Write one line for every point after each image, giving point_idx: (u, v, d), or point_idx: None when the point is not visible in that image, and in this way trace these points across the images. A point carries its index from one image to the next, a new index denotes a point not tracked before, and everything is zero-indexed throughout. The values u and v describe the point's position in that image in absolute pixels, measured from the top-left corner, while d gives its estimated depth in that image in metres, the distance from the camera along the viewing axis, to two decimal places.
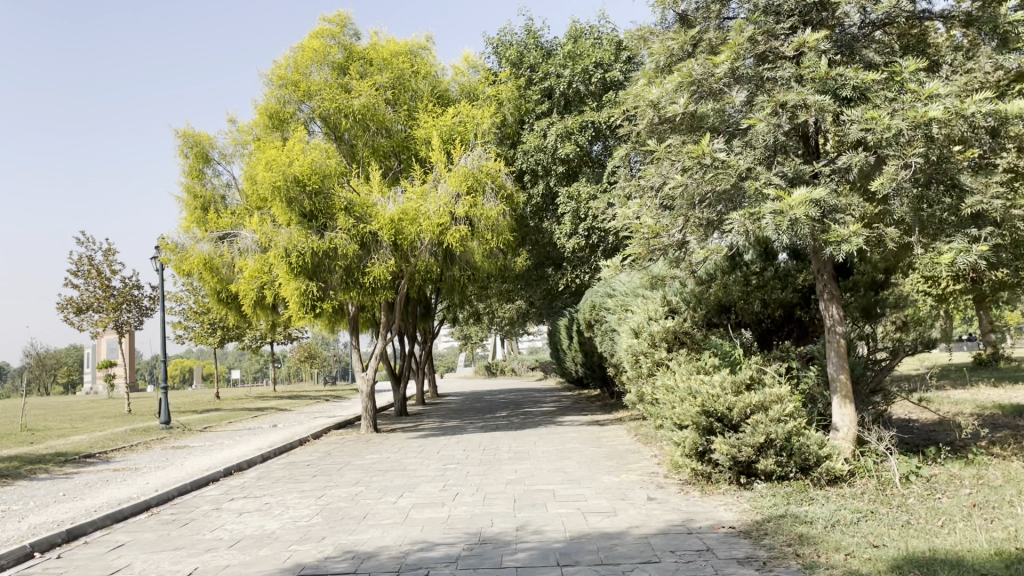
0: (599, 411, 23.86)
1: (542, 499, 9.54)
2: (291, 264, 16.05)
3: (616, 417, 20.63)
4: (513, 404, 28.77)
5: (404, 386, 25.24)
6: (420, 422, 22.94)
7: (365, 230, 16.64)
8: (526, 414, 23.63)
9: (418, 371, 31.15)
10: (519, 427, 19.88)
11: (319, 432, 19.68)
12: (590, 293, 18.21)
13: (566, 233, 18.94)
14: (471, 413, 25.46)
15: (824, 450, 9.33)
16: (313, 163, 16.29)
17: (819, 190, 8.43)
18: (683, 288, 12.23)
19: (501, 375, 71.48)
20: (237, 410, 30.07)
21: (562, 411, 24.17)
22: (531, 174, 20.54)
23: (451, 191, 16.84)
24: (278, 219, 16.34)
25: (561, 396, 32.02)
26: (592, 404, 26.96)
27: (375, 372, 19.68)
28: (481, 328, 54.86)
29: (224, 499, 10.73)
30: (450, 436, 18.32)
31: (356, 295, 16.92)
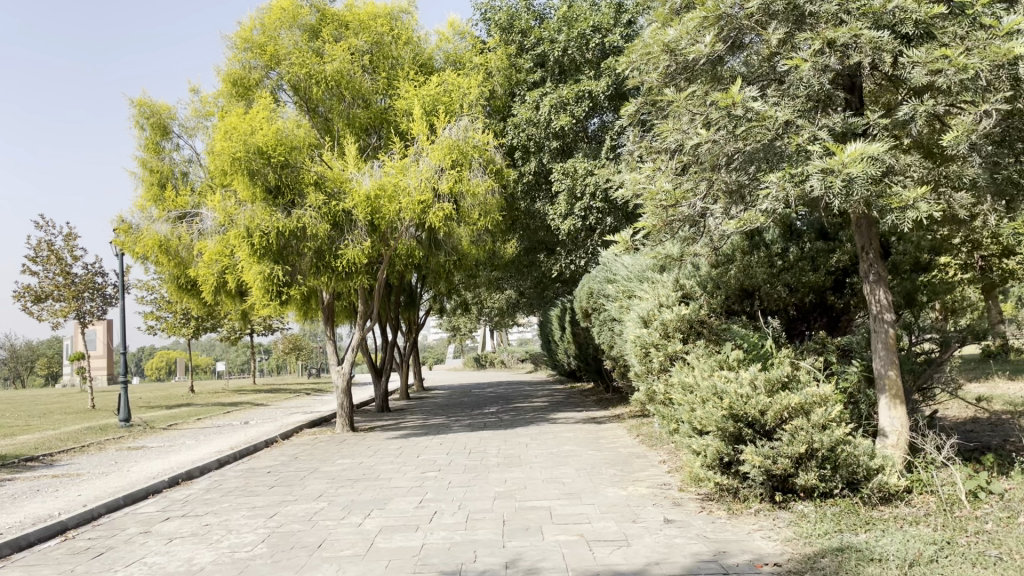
0: (595, 407, 22.25)
1: (537, 521, 7.91)
2: (253, 245, 14.35)
3: (614, 415, 19.06)
4: (502, 398, 27.13)
5: (385, 380, 23.53)
6: (403, 419, 21.27)
7: (337, 207, 14.91)
8: (516, 410, 22.06)
9: (402, 363, 29.46)
10: (509, 425, 18.28)
11: (291, 432, 17.96)
12: (587, 279, 16.56)
13: (561, 213, 17.27)
14: (459, 408, 23.82)
15: (876, 461, 7.77)
16: (279, 133, 14.56)
17: (880, 145, 6.82)
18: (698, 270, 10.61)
19: (491, 367, 69.88)
20: (208, 405, 28.30)
21: (555, 407, 22.58)
22: (522, 150, 18.84)
23: (434, 164, 15.12)
24: (239, 195, 14.61)
25: (554, 390, 30.43)
26: (588, 398, 25.36)
27: (352, 366, 18.01)
28: (471, 319, 53.21)
29: (158, 519, 9.03)
30: (433, 436, 16.68)
31: (328, 281, 15.20)
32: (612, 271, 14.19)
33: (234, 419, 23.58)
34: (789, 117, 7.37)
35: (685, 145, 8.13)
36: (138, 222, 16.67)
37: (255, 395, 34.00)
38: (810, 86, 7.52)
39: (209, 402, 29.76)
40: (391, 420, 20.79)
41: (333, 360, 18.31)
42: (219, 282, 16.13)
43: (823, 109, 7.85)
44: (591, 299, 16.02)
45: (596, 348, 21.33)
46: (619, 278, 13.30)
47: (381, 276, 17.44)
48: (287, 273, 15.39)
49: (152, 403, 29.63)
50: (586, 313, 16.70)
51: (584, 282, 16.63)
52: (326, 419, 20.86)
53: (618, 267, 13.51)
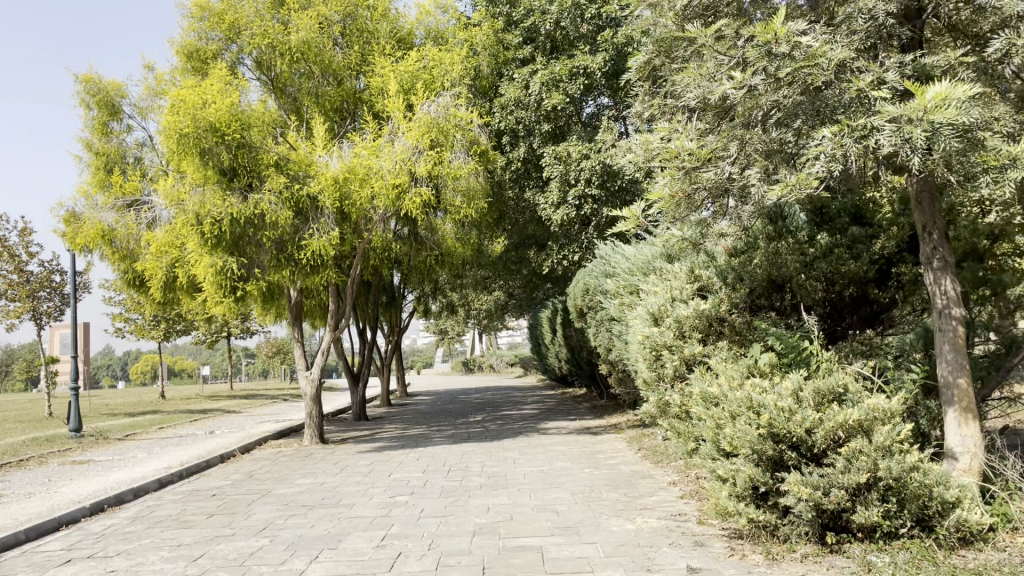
0: (590, 415, 20.58)
1: (526, 570, 6.23)
2: (204, 234, 12.62)
3: (610, 425, 17.41)
4: (489, 405, 25.44)
5: (362, 386, 21.79)
6: (381, 429, 19.53)
7: (302, 192, 13.24)
8: (504, 418, 20.37)
9: (382, 368, 27.68)
10: (495, 435, 16.59)
11: (255, 443, 16.22)
12: (582, 274, 14.90)
13: (553, 202, 15.60)
14: (442, 416, 22.09)
15: (954, 493, 6.14)
16: (234, 108, 12.88)
17: (972, 84, 5.21)
18: (716, 259, 8.98)
19: (480, 371, 68.18)
20: (175, 413, 26.45)
21: (545, 414, 20.89)
22: (510, 134, 17.18)
23: (410, 145, 13.45)
24: (189, 178, 12.90)
25: (545, 395, 28.77)
26: (581, 405, 23.71)
27: (322, 370, 16.27)
28: (459, 321, 51.54)
29: (57, 561, 7.29)
30: (410, 449, 14.98)
31: (290, 276, 13.51)
32: (611, 265, 12.57)
33: (198, 428, 21.78)
34: (850, 54, 5.79)
35: (712, 95, 6.49)
36: (80, 210, 14.77)
37: (228, 401, 32.21)
38: (873, 15, 6.01)
39: (177, 409, 27.90)
40: (369, 429, 19.07)
41: (301, 364, 16.56)
42: (170, 276, 14.39)
43: (885, 50, 6.30)
44: (586, 297, 14.35)
45: (591, 350, 19.69)
46: (622, 271, 11.69)
47: (354, 272, 15.71)
48: (245, 265, 13.68)
49: (114, 411, 27.74)
50: (580, 312, 15.01)
51: (578, 278, 14.98)
52: (296, 428, 19.13)
53: (620, 259, 11.88)
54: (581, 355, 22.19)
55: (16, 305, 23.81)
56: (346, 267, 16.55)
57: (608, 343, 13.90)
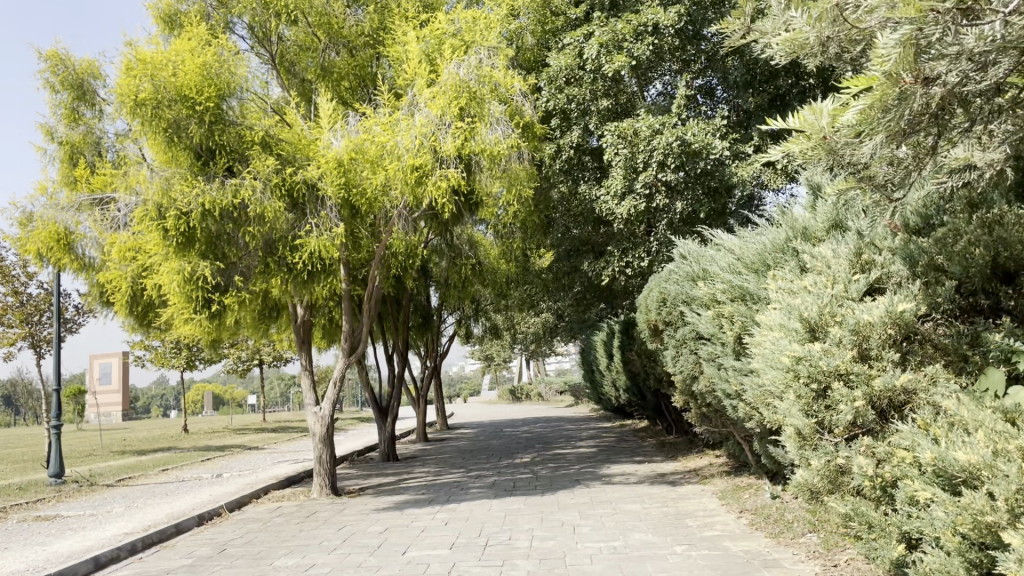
0: (658, 456, 17.24)
1: None
2: (168, 230, 9.74)
3: (689, 470, 14.05)
4: (538, 441, 22.17)
5: (391, 422, 18.66)
6: (410, 472, 16.47)
7: (296, 177, 10.35)
8: (556, 459, 17.18)
9: (417, 399, 24.58)
10: (547, 484, 13.36)
11: (255, 494, 13.24)
12: (655, 281, 11.66)
13: (615, 192, 12.48)
14: (484, 455, 18.99)
15: None
16: (210, 70, 10.10)
17: None
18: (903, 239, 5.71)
19: (527, 400, 64.90)
20: (188, 451, 23.71)
21: (606, 454, 17.58)
22: (561, 115, 14.19)
23: (435, 116, 10.49)
24: (153, 159, 10.12)
25: (601, 429, 25.47)
26: (645, 442, 20.38)
27: (335, 406, 13.30)
28: (504, 347, 48.56)
29: None
30: (439, 505, 11.87)
31: (282, 286, 10.55)
32: (705, 265, 9.37)
33: (205, 471, 18.93)
34: None
35: None
36: (36, 210, 12.12)
37: (254, 436, 29.47)
38: None
39: (192, 446, 25.18)
40: (397, 473, 15.99)
41: (309, 398, 13.58)
42: (140, 287, 11.61)
43: None
44: (661, 309, 11.16)
45: (660, 378, 16.40)
46: (724, 271, 8.54)
47: (370, 284, 12.77)
48: (226, 271, 10.80)
49: (124, 448, 25.08)
50: (654, 330, 11.78)
51: (648, 287, 11.80)
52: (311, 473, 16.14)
53: (720, 256, 8.71)
54: (647, 383, 18.92)
55: (12, 331, 21.43)
56: (362, 279, 13.64)
57: (698, 370, 10.65)
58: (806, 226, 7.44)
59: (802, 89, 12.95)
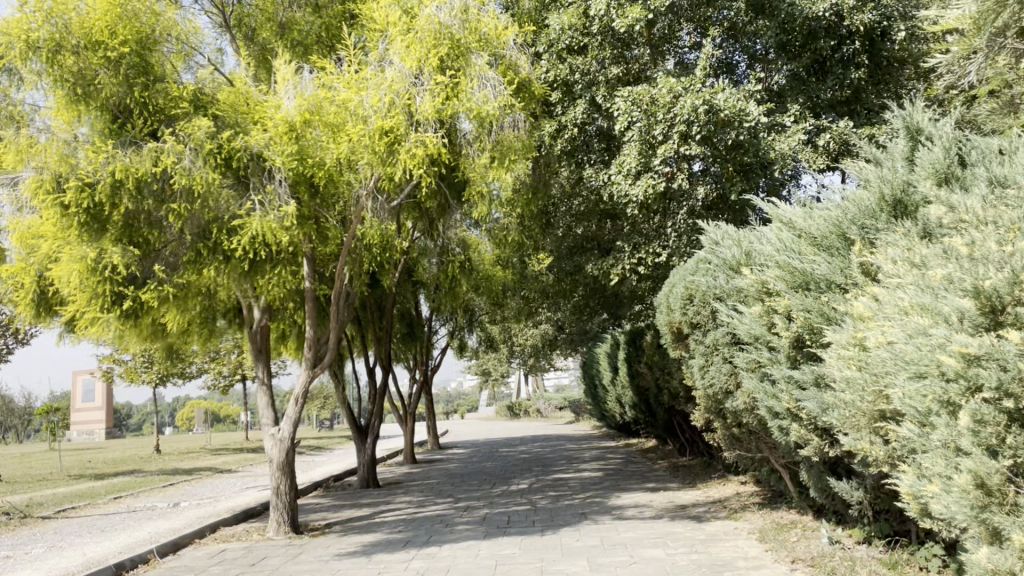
0: (673, 481, 15.21)
1: None
2: (68, 206, 7.76)
3: (714, 501, 12.02)
4: (537, 463, 20.11)
5: (371, 444, 16.53)
6: (391, 500, 14.39)
7: (235, 143, 8.37)
8: (557, 485, 15.14)
9: (404, 415, 22.41)
10: (549, 518, 11.32)
11: (202, 532, 11.09)
12: (677, 275, 9.67)
13: (629, 171, 10.53)
14: (477, 480, 16.94)
15: None
16: (129, 11, 8.21)
17: None
18: None
19: (525, 417, 62.68)
20: (152, 475, 21.50)
21: (614, 479, 15.55)
22: (563, 88, 12.28)
23: (409, 69, 8.60)
24: (58, 121, 8.21)
25: (605, 448, 23.43)
26: (656, 465, 18.34)
27: (297, 427, 11.20)
28: (501, 361, 46.43)
29: None
30: (418, 546, 9.84)
31: (217, 279, 8.51)
32: (755, 247, 7.34)
33: (161, 500, 16.74)
34: None
35: None
36: None
37: (230, 457, 27.28)
38: None
39: (158, 469, 22.95)
40: (376, 503, 13.93)
41: (267, 418, 11.49)
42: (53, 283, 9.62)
43: None
44: (684, 309, 9.19)
45: (677, 393, 14.40)
46: (779, 253, 6.65)
47: (335, 283, 10.75)
48: (149, 260, 8.78)
49: (83, 471, 22.83)
50: (675, 335, 9.80)
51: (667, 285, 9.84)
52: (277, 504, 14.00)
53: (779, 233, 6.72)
54: (659, 399, 16.92)
55: None
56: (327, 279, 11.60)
57: (735, 382, 8.73)
58: (908, 183, 5.47)
59: (844, 54, 11.06)
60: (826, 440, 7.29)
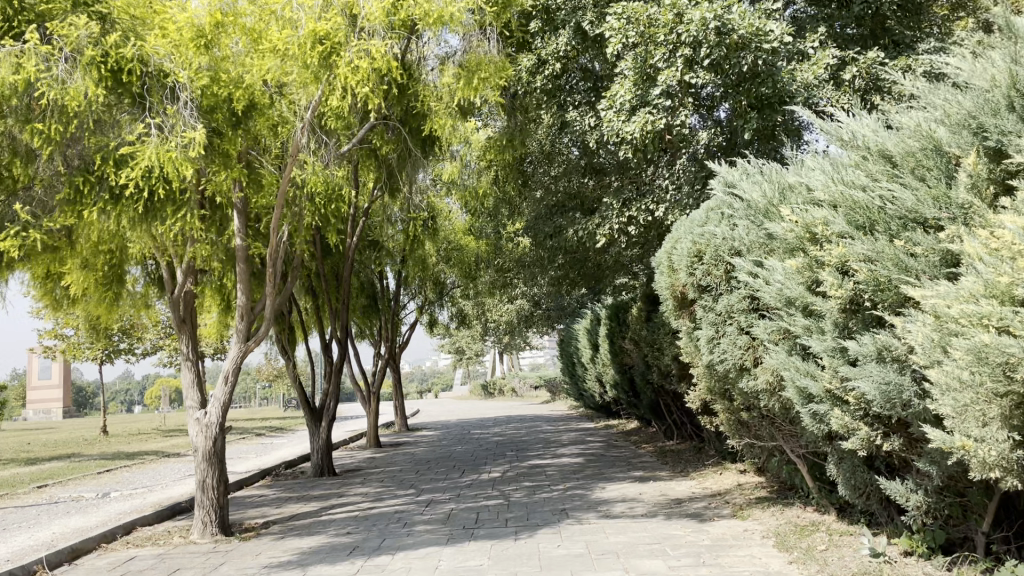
0: (662, 469, 13.71)
1: None
2: None
3: (713, 496, 10.46)
4: (511, 447, 18.56)
5: (325, 427, 14.85)
6: (346, 490, 12.71)
7: (128, 54, 6.75)
8: (534, 473, 13.56)
9: (368, 395, 20.69)
10: (524, 516, 9.67)
11: (112, 534, 9.30)
12: (681, 230, 7.99)
13: (621, 109, 8.96)
14: (445, 467, 15.32)
15: None
16: None
17: None
18: None
19: (500, 396, 61.28)
20: (88, 459, 19.56)
21: (597, 466, 14.00)
22: (543, 16, 10.74)
23: None
24: None
25: (584, 430, 21.96)
26: (640, 449, 16.85)
27: (227, 410, 9.49)
28: (476, 338, 44.82)
29: None
30: (367, 552, 8.16)
31: (106, 224, 7.07)
32: (800, 184, 5.71)
33: (89, 489, 14.86)
34: None
35: None
36: None
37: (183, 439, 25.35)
38: None
39: (99, 453, 21.05)
40: (328, 494, 12.23)
41: (191, 399, 9.63)
42: None
43: None
44: (690, 270, 7.57)
45: (670, 371, 12.84)
46: (840, 184, 5.04)
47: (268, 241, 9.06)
48: (27, 194, 7.85)
49: (13, 454, 20.82)
50: (677, 302, 8.18)
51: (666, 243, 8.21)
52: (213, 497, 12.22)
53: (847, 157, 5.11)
54: (644, 378, 15.40)
55: None
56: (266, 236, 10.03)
57: (753, 359, 7.14)
58: None
59: None
60: (876, 430, 5.72)
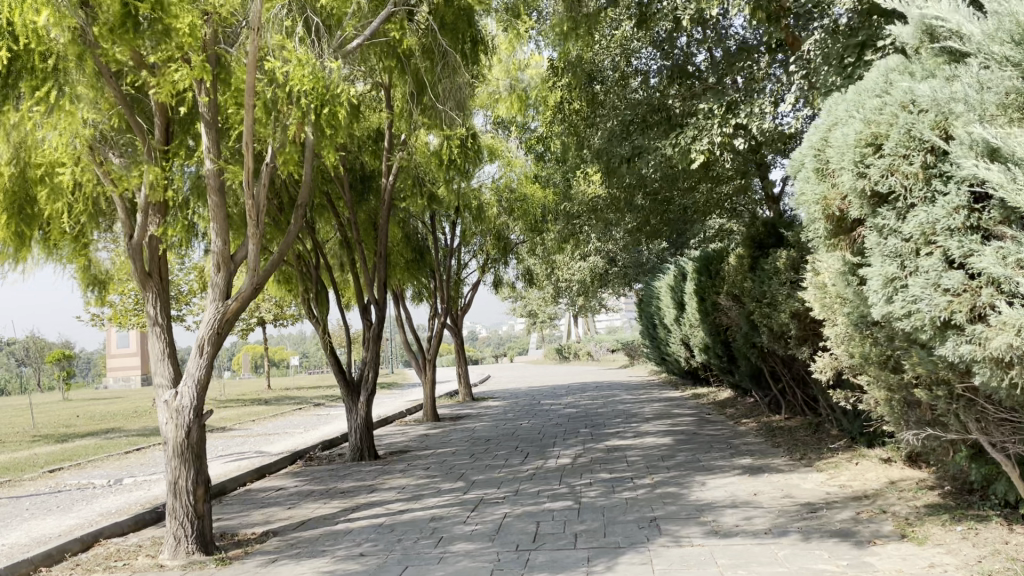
0: (774, 454, 10.94)
1: None
2: None
3: (862, 502, 7.62)
4: (586, 422, 16.03)
5: (365, 402, 12.51)
6: (382, 481, 10.39)
7: None
8: (613, 459, 10.98)
9: (422, 362, 18.34)
10: (602, 531, 7.07)
11: (60, 554, 7.12)
12: (837, 106, 5.10)
13: None
14: (507, 448, 12.88)
15: None
16: None
17: None
18: None
19: (575, 361, 58.85)
20: (122, 436, 17.85)
21: (692, 451, 11.28)
22: None
23: None
24: None
25: (669, 401, 19.27)
26: (740, 426, 14.07)
27: (205, 389, 7.17)
28: (549, 300, 42.28)
29: None
30: None
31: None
32: None
33: (100, 475, 12.95)
34: None
35: None
36: None
37: (233, 411, 23.70)
38: None
39: (140, 428, 19.45)
40: (357, 488, 9.89)
41: (162, 375, 7.31)
42: None
43: None
44: (857, 168, 4.70)
45: (787, 333, 10.01)
46: None
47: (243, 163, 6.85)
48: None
49: (50, 430, 19.35)
50: (832, 225, 5.26)
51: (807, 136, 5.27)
52: (217, 493, 10.01)
53: None
54: (746, 341, 12.58)
55: None
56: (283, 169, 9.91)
57: (970, 311, 4.37)
58: None
59: None
60: None
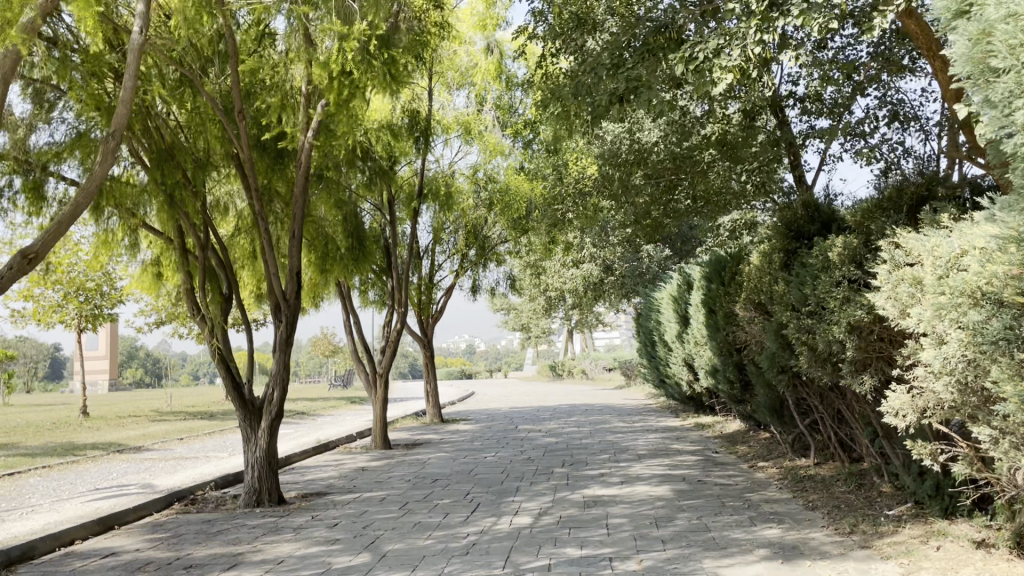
0: (810, 521, 7.90)
1: None
2: None
3: None
4: (564, 457, 12.99)
5: (267, 427, 9.48)
6: (258, 547, 7.32)
7: None
8: (588, 521, 7.93)
9: (372, 376, 15.40)
10: None
11: None
12: None
13: None
14: (453, 495, 9.82)
15: None
16: None
17: None
18: None
19: (569, 379, 55.78)
20: (9, 455, 14.80)
21: (698, 512, 8.24)
22: None
23: None
24: None
25: (668, 432, 16.25)
26: (758, 472, 11.02)
27: None
28: (541, 313, 39.34)
29: None
30: None
31: None
32: None
33: None
34: None
35: None
36: None
37: (168, 426, 20.61)
38: None
39: (41, 444, 16.41)
40: (215, 559, 6.87)
41: None
42: None
43: None
44: None
45: (838, 355, 7.04)
46: None
47: None
48: None
49: None
50: None
51: None
52: (15, 560, 6.93)
53: None
54: (773, 364, 9.59)
55: None
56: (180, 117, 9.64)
57: None
58: None
59: None
60: None
